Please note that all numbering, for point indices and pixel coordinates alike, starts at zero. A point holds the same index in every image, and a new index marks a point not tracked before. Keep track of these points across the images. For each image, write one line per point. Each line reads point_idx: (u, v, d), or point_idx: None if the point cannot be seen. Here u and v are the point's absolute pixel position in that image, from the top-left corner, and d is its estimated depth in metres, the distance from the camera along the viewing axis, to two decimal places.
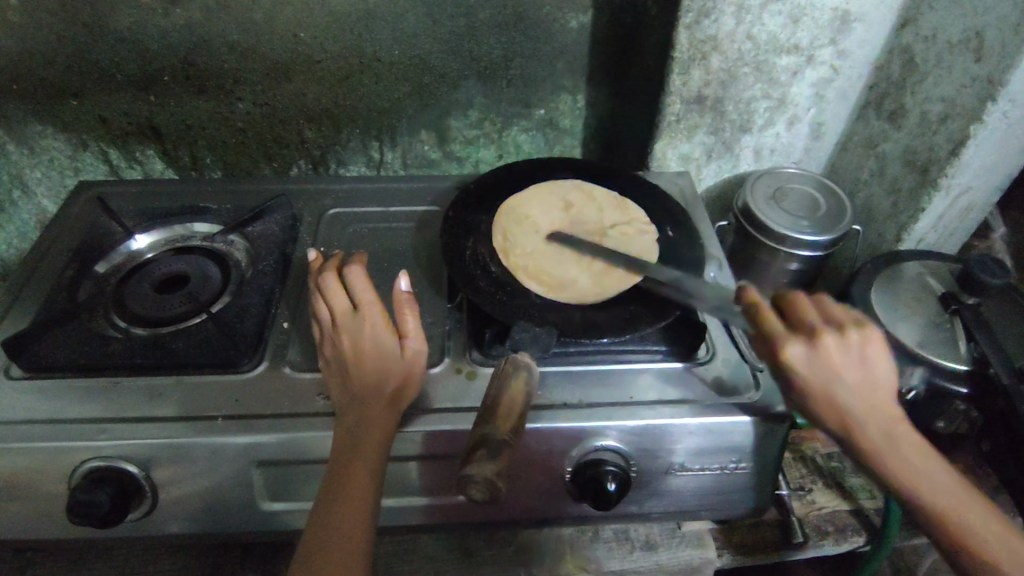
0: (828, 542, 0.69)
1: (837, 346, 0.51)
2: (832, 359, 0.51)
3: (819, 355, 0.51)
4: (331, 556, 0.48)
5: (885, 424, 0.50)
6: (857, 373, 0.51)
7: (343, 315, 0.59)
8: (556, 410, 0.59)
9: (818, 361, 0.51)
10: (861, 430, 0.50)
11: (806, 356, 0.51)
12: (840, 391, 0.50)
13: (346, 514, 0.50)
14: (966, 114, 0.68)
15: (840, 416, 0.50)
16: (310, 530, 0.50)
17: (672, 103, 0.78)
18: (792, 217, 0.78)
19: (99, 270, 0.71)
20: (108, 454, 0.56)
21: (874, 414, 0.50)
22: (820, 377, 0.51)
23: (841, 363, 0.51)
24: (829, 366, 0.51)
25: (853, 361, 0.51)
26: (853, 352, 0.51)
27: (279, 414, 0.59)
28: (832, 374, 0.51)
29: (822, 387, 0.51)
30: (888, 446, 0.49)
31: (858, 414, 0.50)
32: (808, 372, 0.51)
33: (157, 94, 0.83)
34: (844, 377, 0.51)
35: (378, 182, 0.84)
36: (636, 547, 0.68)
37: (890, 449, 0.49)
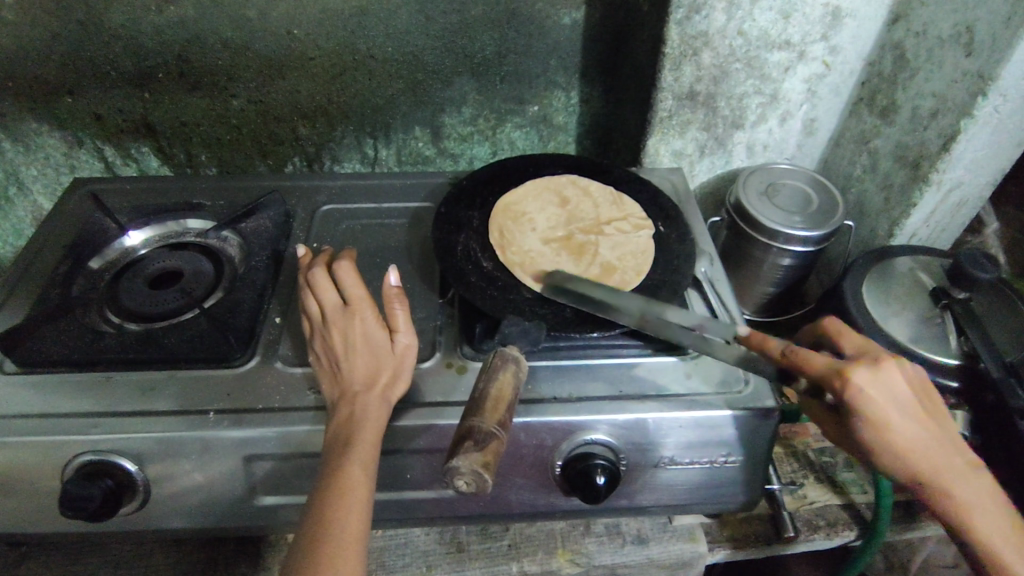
0: (820, 536, 0.70)
1: (906, 379, 0.51)
2: (903, 392, 0.50)
3: (890, 388, 0.50)
4: (333, 545, 0.48)
5: (956, 468, 0.49)
6: (925, 408, 0.51)
7: (333, 310, 0.59)
8: (545, 403, 0.60)
9: (890, 389, 0.50)
10: (933, 472, 0.49)
11: (874, 386, 0.50)
12: (912, 430, 0.50)
13: (344, 501, 0.50)
14: (957, 108, 0.68)
15: (912, 454, 0.50)
16: (311, 519, 0.50)
17: (664, 99, 0.78)
18: (784, 212, 0.79)
19: (93, 266, 0.71)
20: (102, 448, 0.56)
21: (950, 455, 0.50)
22: (894, 413, 0.50)
23: (912, 396, 0.51)
24: (895, 400, 0.50)
25: (920, 398, 0.51)
26: (920, 388, 0.51)
27: (270, 408, 0.59)
28: (903, 408, 0.50)
29: (895, 426, 0.50)
30: (959, 490, 0.49)
31: (929, 453, 0.50)
32: (888, 410, 0.50)
33: (152, 91, 0.84)
34: (916, 413, 0.50)
35: (371, 179, 0.84)
36: (627, 541, 0.68)
37: (960, 490, 0.49)
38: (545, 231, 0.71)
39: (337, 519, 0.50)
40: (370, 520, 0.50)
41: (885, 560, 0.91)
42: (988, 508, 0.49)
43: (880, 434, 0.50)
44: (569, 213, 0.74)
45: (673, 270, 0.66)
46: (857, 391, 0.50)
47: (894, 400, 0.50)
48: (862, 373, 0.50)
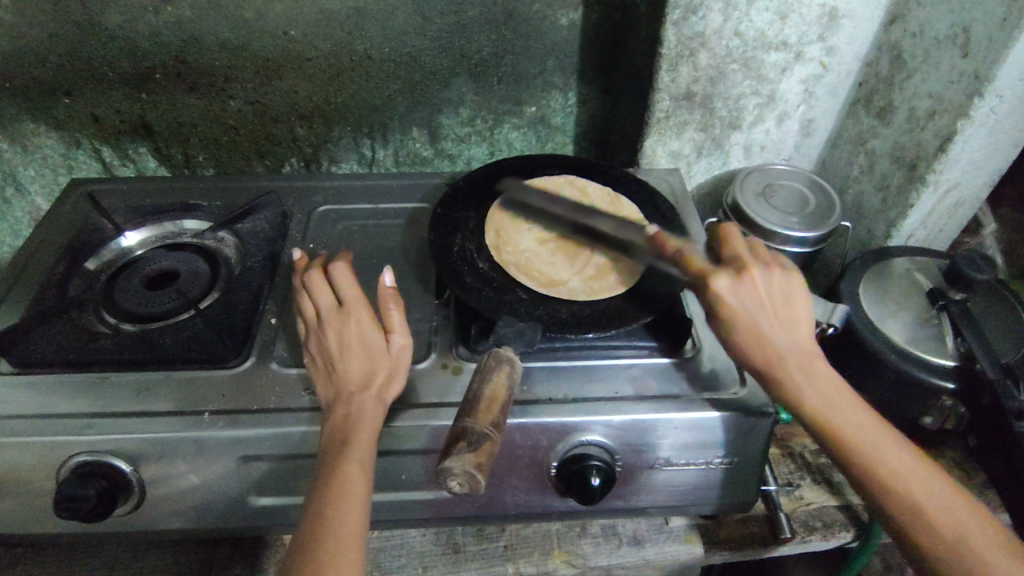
0: (816, 537, 0.70)
1: (763, 283, 0.54)
2: (759, 298, 0.54)
3: (745, 291, 0.54)
4: (333, 547, 0.48)
5: (809, 366, 0.52)
6: (780, 310, 0.54)
7: (328, 311, 0.59)
8: (540, 404, 0.60)
9: (747, 295, 0.54)
10: (786, 370, 0.52)
11: (733, 288, 0.54)
12: (766, 330, 0.53)
13: (342, 502, 0.50)
14: (954, 109, 0.68)
15: (767, 355, 0.53)
16: (310, 521, 0.50)
17: (661, 99, 0.78)
18: (781, 214, 0.78)
19: (89, 267, 0.71)
20: (97, 449, 0.56)
21: (800, 355, 0.53)
22: (747, 313, 0.53)
23: (766, 300, 0.54)
24: (750, 304, 0.53)
25: (775, 300, 0.54)
26: (779, 290, 0.54)
27: (265, 409, 0.59)
28: (758, 309, 0.53)
29: (751, 328, 0.53)
30: (808, 386, 0.52)
31: (783, 352, 0.53)
32: (740, 309, 0.53)
33: (149, 92, 0.84)
34: (769, 313, 0.53)
35: (368, 179, 0.84)
36: (624, 542, 0.68)
37: (812, 386, 0.52)
38: (543, 232, 0.71)
39: (334, 521, 0.49)
40: (366, 522, 0.50)
41: (883, 562, 0.90)
42: (835, 401, 0.52)
43: (739, 338, 0.54)
44: None
45: None
46: (721, 297, 0.53)
47: (747, 304, 0.53)
48: (723, 281, 0.54)
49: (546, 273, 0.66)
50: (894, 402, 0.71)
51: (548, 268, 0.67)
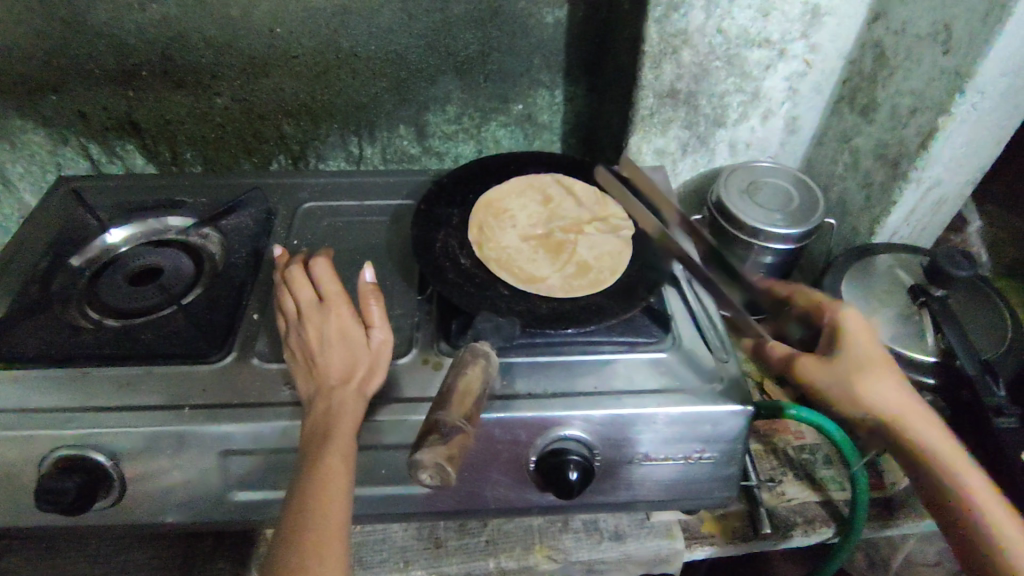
0: (797, 533, 0.70)
1: (867, 351, 0.62)
2: (865, 362, 0.62)
3: (851, 341, 0.63)
4: (313, 535, 0.49)
5: (926, 415, 0.59)
6: (886, 370, 0.61)
7: (309, 306, 0.59)
8: (519, 398, 0.60)
9: (853, 346, 0.63)
10: (900, 417, 0.59)
11: (842, 335, 0.64)
12: (870, 386, 0.60)
13: (323, 492, 0.51)
14: (935, 106, 0.69)
15: (880, 405, 0.60)
16: (289, 511, 0.50)
17: (645, 97, 0.78)
18: (765, 211, 0.79)
19: (73, 264, 0.71)
20: (78, 442, 0.57)
21: (917, 406, 0.59)
22: (848, 361, 0.62)
23: (873, 364, 0.62)
24: (852, 371, 0.62)
25: (879, 358, 0.62)
26: (883, 357, 0.62)
27: (246, 403, 0.59)
28: (869, 363, 0.62)
29: (846, 391, 0.62)
30: (926, 432, 0.58)
31: (897, 403, 0.59)
32: (841, 359, 0.62)
33: (136, 90, 0.84)
34: (876, 367, 0.61)
35: (354, 176, 0.85)
36: (605, 537, 0.68)
37: (921, 435, 0.58)
38: (526, 230, 0.71)
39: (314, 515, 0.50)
40: (347, 516, 0.50)
41: (868, 558, 0.91)
42: (943, 449, 0.57)
43: (844, 398, 0.62)
44: (552, 212, 0.74)
45: (651, 266, 0.66)
46: (807, 373, 0.63)
47: (846, 371, 0.62)
48: (808, 359, 0.64)
49: (526, 270, 0.66)
50: None
51: (528, 266, 0.67)
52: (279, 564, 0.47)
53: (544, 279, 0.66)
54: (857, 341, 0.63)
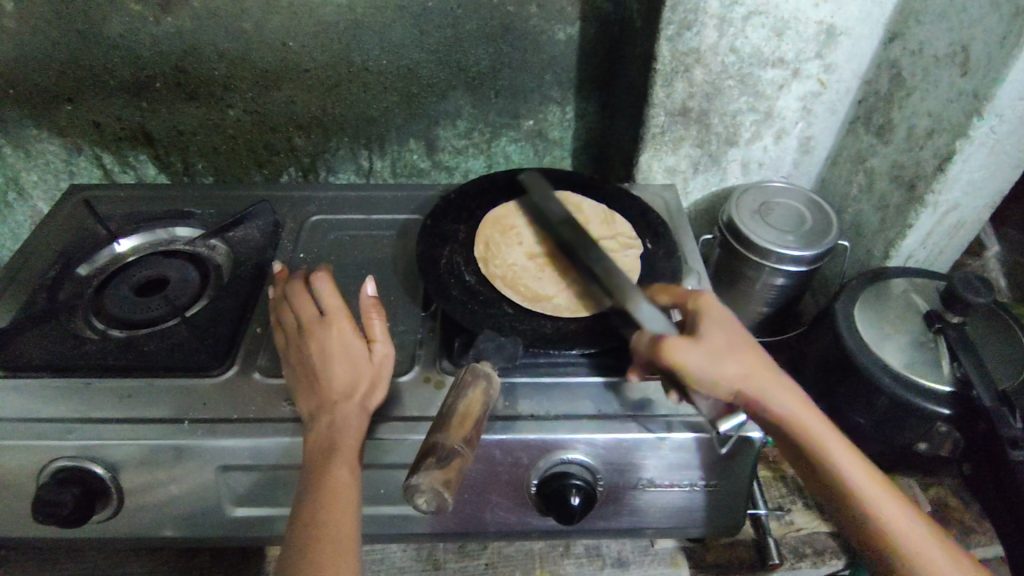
0: (806, 564, 0.68)
1: (722, 326, 0.56)
2: (718, 339, 0.55)
3: (693, 348, 0.53)
4: (324, 554, 0.48)
5: (783, 386, 0.55)
6: (741, 346, 0.55)
7: (309, 321, 0.59)
8: (522, 420, 0.59)
9: (697, 353, 0.53)
10: (760, 395, 0.54)
11: (693, 353, 0.52)
12: (733, 365, 0.54)
13: (332, 511, 0.50)
14: (953, 129, 0.67)
15: (737, 384, 0.54)
16: (299, 530, 0.50)
17: (656, 115, 0.78)
18: (776, 232, 0.77)
19: (80, 273, 0.71)
20: (77, 455, 0.56)
21: (772, 379, 0.55)
22: (703, 373, 0.52)
23: (729, 337, 0.56)
24: (713, 349, 0.54)
25: (722, 347, 0.54)
26: (734, 343, 0.55)
27: (245, 418, 0.59)
28: (710, 363, 0.53)
29: (714, 371, 0.53)
30: (789, 407, 0.54)
31: (754, 380, 0.54)
32: (699, 370, 0.52)
33: (149, 101, 0.85)
34: (721, 361, 0.54)
35: (363, 190, 0.85)
36: (607, 563, 0.67)
37: (789, 420, 0.54)
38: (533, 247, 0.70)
39: (321, 537, 0.49)
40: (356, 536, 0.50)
41: None
42: (815, 430, 0.54)
43: (713, 378, 0.53)
44: None
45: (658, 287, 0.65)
46: (677, 355, 0.51)
47: (708, 349, 0.53)
48: (676, 338, 0.52)
49: (531, 288, 0.65)
50: (888, 426, 0.69)
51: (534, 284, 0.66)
52: None
53: (550, 298, 0.65)
54: (713, 321, 0.56)
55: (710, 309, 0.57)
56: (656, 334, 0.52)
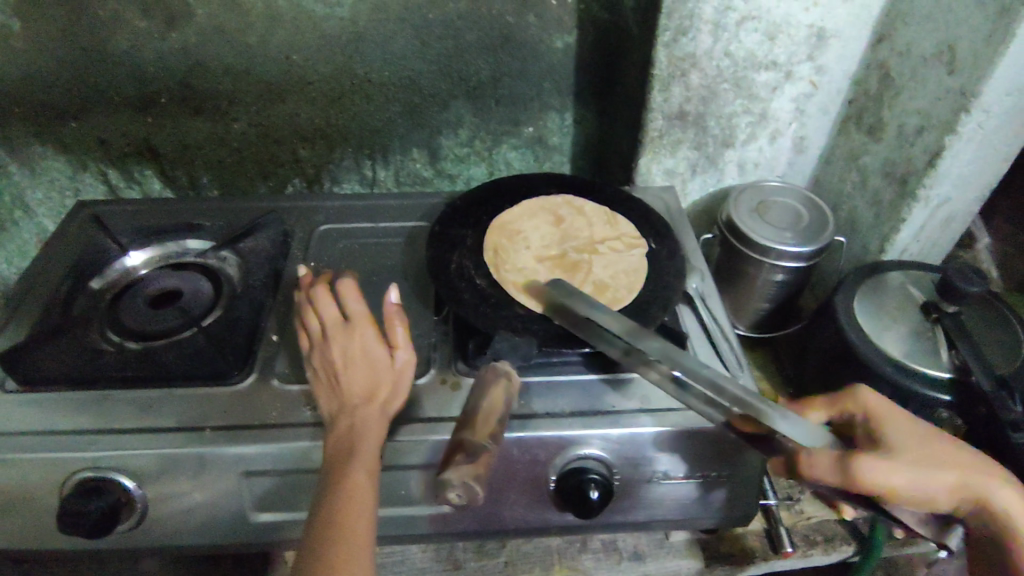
0: (817, 551, 0.70)
1: (907, 432, 0.53)
2: (910, 444, 0.52)
3: (885, 464, 0.50)
4: (341, 552, 0.48)
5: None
6: (935, 444, 0.52)
7: (333, 326, 0.60)
8: (538, 418, 0.60)
9: (890, 470, 0.50)
10: (978, 497, 0.49)
11: (876, 467, 0.50)
12: (933, 468, 0.50)
13: (350, 514, 0.50)
14: (942, 124, 0.70)
15: (953, 495, 0.50)
16: (317, 525, 0.49)
17: (655, 118, 0.80)
18: (775, 229, 0.80)
19: (94, 286, 0.72)
20: (101, 465, 0.57)
21: (989, 480, 0.49)
22: (905, 487, 0.50)
23: (929, 445, 0.52)
24: (916, 460, 0.50)
25: (914, 452, 0.51)
26: (926, 445, 0.52)
27: (266, 423, 0.60)
28: (908, 476, 0.50)
29: (919, 484, 0.50)
30: (1008, 508, 0.48)
31: (968, 483, 0.49)
32: (897, 483, 0.49)
33: (155, 116, 0.86)
34: (921, 466, 0.50)
35: (369, 199, 0.86)
36: (624, 557, 0.68)
37: (1014, 519, 0.48)
38: (541, 250, 0.72)
39: (338, 537, 0.49)
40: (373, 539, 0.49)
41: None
42: None
43: (902, 489, 0.50)
44: (565, 232, 0.74)
45: (664, 284, 0.67)
46: (871, 475, 0.49)
47: (909, 461, 0.50)
48: (870, 457, 0.50)
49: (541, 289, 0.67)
50: None
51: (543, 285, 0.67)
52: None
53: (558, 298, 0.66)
54: (896, 428, 0.54)
55: (891, 416, 0.55)
56: (837, 456, 0.51)
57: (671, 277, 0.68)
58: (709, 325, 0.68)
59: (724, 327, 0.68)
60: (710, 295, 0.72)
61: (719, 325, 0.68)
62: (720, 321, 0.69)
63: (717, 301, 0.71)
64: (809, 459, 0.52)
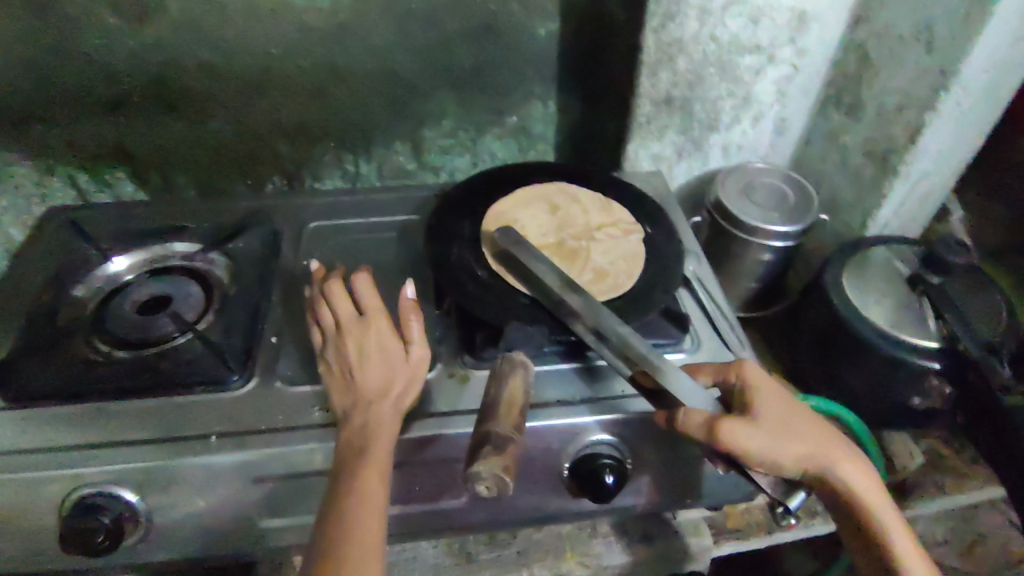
0: (819, 521, 0.72)
1: (777, 400, 0.55)
2: (777, 414, 0.54)
3: (753, 429, 0.52)
4: (350, 552, 0.46)
5: (863, 462, 0.54)
6: (790, 410, 0.55)
7: (349, 321, 0.59)
8: (550, 407, 0.60)
9: (755, 434, 0.52)
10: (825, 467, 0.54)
11: (744, 431, 0.52)
12: (795, 439, 0.53)
13: (367, 512, 0.49)
14: (922, 103, 0.72)
15: (799, 457, 0.53)
16: (327, 525, 0.48)
17: (643, 104, 0.80)
18: (762, 210, 0.81)
19: (76, 295, 0.69)
20: (103, 480, 0.55)
21: (834, 446, 0.54)
22: (762, 450, 0.52)
23: (784, 410, 0.55)
24: (771, 425, 0.53)
25: (772, 418, 0.54)
26: (782, 410, 0.55)
27: (274, 428, 0.58)
28: (767, 440, 0.52)
29: (774, 448, 0.53)
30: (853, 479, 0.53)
31: (818, 453, 0.54)
32: (757, 446, 0.52)
33: (127, 115, 0.83)
34: (779, 431, 0.53)
35: (356, 194, 0.84)
36: (635, 539, 0.69)
37: (846, 477, 0.53)
38: (540, 238, 0.72)
39: (352, 536, 0.47)
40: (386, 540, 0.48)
41: None
42: (870, 488, 0.54)
43: (768, 457, 0.52)
44: (562, 219, 0.74)
45: (665, 269, 0.68)
46: (737, 439, 0.51)
47: (768, 427, 0.53)
48: (734, 421, 0.52)
49: None
50: (884, 385, 0.73)
51: None
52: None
53: None
54: (763, 393, 0.56)
55: (762, 384, 0.56)
56: (709, 418, 0.52)
57: (670, 261, 0.69)
58: (709, 307, 0.69)
59: (724, 309, 0.69)
60: (708, 279, 0.73)
61: (719, 306, 0.69)
62: (719, 302, 0.70)
63: (715, 284, 0.72)
64: (686, 414, 0.53)
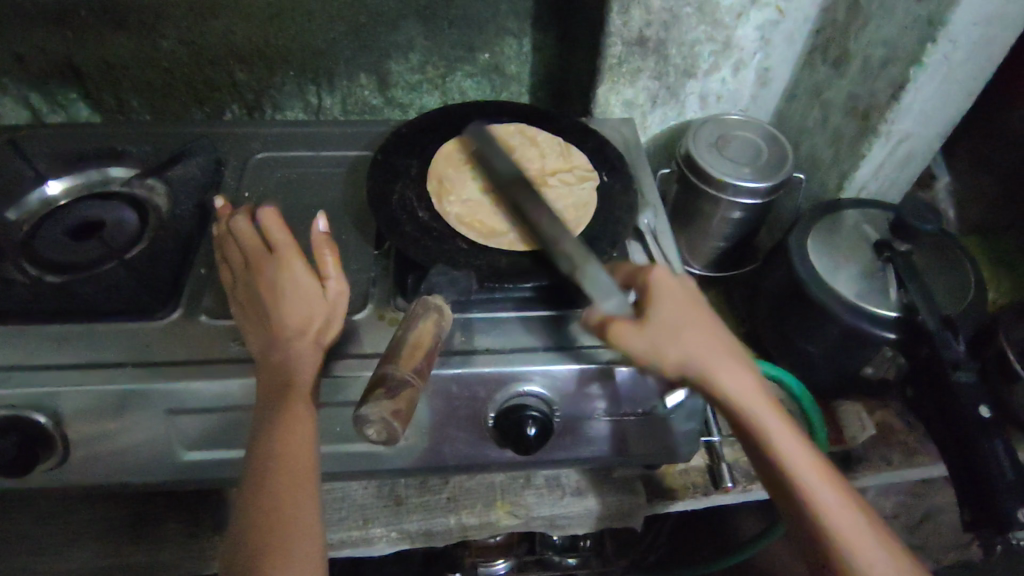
0: (757, 486, 0.71)
1: (678, 308, 0.52)
2: (673, 320, 0.51)
3: (643, 330, 0.50)
4: (284, 494, 0.48)
5: (758, 384, 0.51)
6: (694, 323, 0.52)
7: (259, 260, 0.56)
8: (479, 354, 0.58)
9: (646, 337, 0.49)
10: (713, 377, 0.51)
11: (633, 331, 0.49)
12: (691, 355, 0.50)
13: (291, 452, 0.49)
14: (907, 56, 0.67)
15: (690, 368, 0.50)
16: (257, 467, 0.49)
17: (614, 44, 0.75)
18: (733, 164, 0.77)
19: (10, 217, 0.68)
20: (19, 402, 0.54)
21: (734, 366, 0.51)
22: (653, 354, 0.50)
23: (686, 318, 0.52)
24: (664, 329, 0.50)
25: (671, 324, 0.51)
26: (686, 317, 0.52)
27: (191, 360, 0.57)
28: (658, 344, 0.50)
29: (664, 353, 0.50)
30: (755, 408, 0.50)
31: (712, 369, 0.51)
32: (644, 347, 0.49)
33: (74, 31, 0.79)
34: (675, 338, 0.50)
35: (311, 126, 0.81)
36: (567, 493, 0.69)
37: (744, 398, 0.51)
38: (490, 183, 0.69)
39: (278, 478, 0.48)
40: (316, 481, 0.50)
41: None
42: (767, 412, 0.51)
43: (656, 361, 0.50)
44: (515, 163, 0.71)
45: (614, 220, 0.64)
46: (625, 340, 0.49)
47: (659, 329, 0.50)
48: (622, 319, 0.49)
49: (487, 226, 0.64)
50: (839, 353, 0.71)
51: (490, 220, 0.65)
52: (252, 529, 0.47)
53: (506, 234, 0.64)
54: (667, 296, 0.52)
55: (667, 287, 0.52)
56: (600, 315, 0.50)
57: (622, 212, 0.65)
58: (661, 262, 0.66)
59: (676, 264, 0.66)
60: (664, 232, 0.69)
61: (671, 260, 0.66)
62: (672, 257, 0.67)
63: (670, 237, 0.69)
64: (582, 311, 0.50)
